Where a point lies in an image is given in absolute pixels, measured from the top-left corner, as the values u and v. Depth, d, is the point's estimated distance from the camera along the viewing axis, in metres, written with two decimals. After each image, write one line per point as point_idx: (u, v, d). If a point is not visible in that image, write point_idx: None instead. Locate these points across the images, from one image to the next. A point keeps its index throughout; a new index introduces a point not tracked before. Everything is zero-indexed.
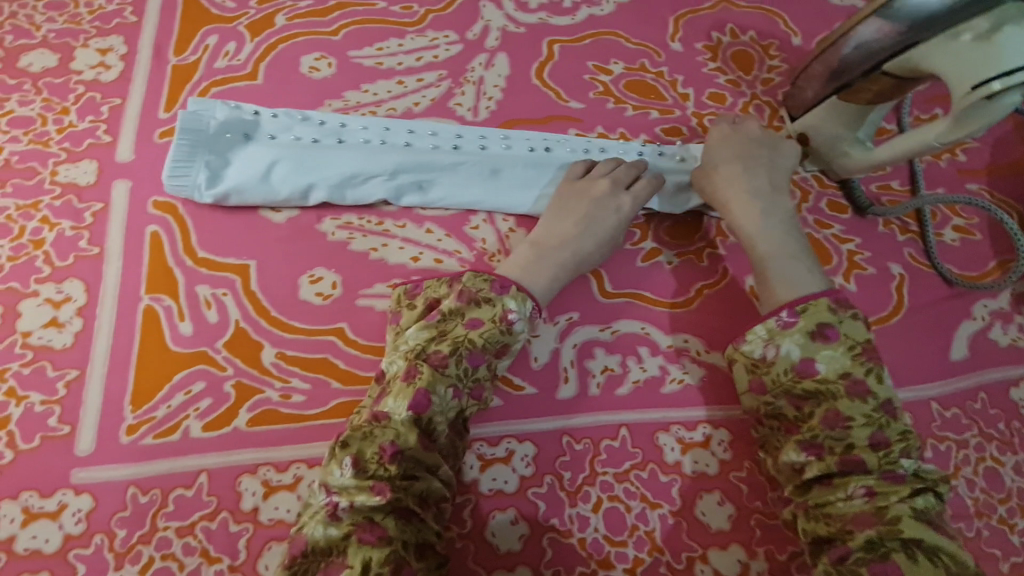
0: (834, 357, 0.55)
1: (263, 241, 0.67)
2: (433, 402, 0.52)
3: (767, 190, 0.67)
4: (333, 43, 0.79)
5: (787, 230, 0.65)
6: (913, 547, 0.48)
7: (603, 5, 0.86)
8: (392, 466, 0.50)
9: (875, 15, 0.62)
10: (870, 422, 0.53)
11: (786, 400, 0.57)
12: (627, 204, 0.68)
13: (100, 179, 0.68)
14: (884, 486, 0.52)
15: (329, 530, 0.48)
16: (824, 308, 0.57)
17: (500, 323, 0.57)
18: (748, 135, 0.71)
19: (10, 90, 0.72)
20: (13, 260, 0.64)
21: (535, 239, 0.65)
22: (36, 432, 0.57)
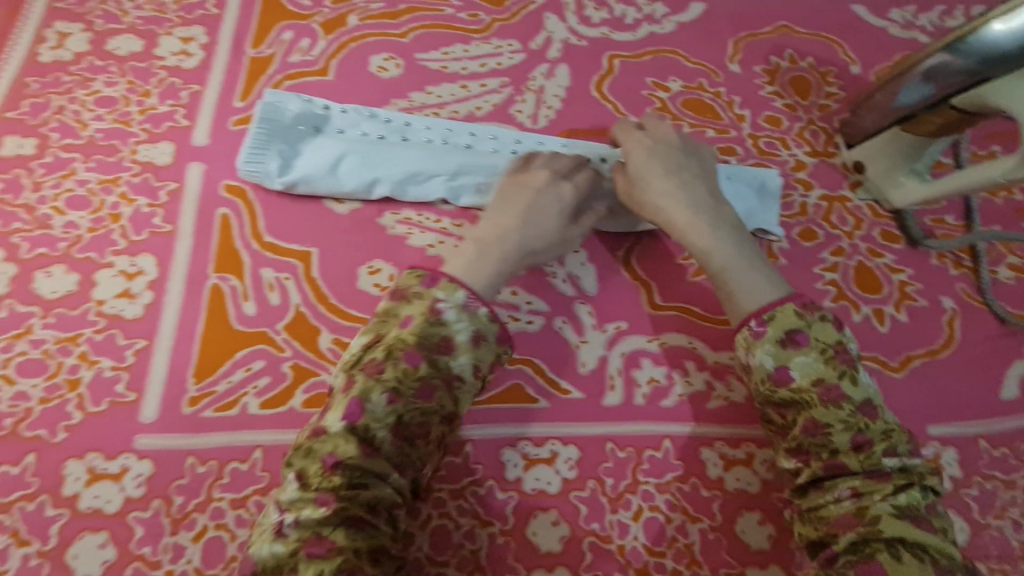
0: (807, 364, 0.53)
1: (326, 231, 0.69)
2: (367, 410, 0.49)
3: (710, 198, 0.65)
4: (402, 45, 0.82)
5: (737, 234, 0.63)
6: (897, 546, 0.47)
7: (664, 24, 0.88)
8: (335, 477, 0.47)
9: (942, 51, 0.62)
10: (849, 426, 0.52)
11: (770, 408, 0.56)
12: (569, 192, 0.66)
13: (176, 161, 0.71)
14: (870, 486, 0.51)
15: (275, 546, 0.46)
16: (791, 313, 0.55)
17: (430, 315, 0.53)
18: (670, 142, 0.68)
19: (97, 70, 0.76)
20: (92, 232, 0.67)
21: (478, 237, 0.61)
22: (104, 397, 0.59)
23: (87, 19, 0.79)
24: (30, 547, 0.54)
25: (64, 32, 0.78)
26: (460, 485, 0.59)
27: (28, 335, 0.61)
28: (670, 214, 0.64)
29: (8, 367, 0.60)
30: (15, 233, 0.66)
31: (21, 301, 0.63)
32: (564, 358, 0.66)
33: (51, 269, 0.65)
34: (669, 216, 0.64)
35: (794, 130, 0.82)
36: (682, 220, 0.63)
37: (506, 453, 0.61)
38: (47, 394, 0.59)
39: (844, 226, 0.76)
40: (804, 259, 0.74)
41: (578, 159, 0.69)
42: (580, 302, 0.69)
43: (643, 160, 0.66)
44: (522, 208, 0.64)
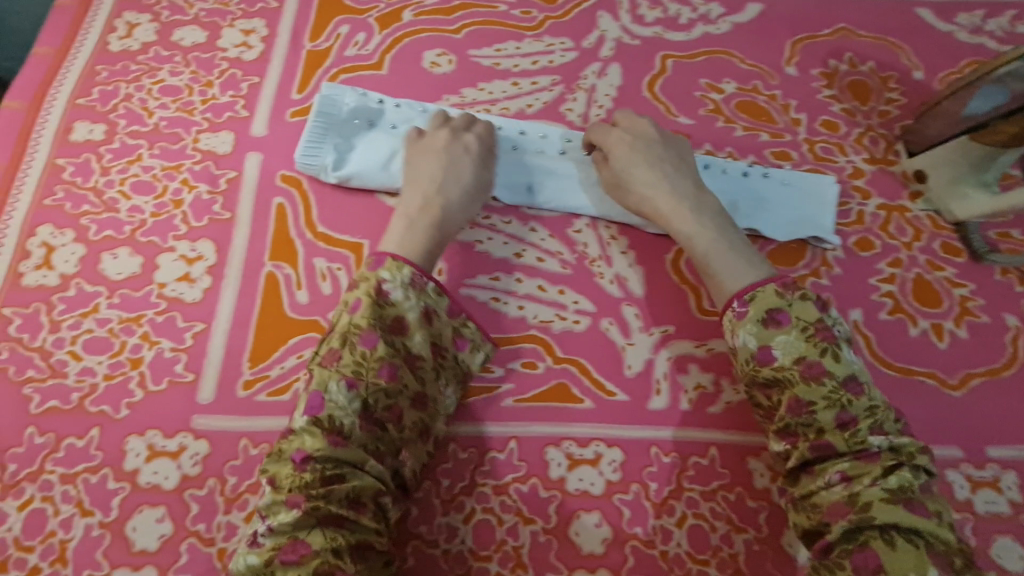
0: (789, 343, 0.55)
1: (377, 224, 0.70)
2: (328, 401, 0.52)
3: (693, 186, 0.67)
4: (455, 41, 0.83)
5: (718, 219, 0.65)
6: (891, 533, 0.48)
7: (719, 24, 0.86)
8: (305, 474, 0.49)
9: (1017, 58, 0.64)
10: (833, 403, 0.53)
11: (756, 390, 0.57)
12: (474, 142, 0.69)
13: (236, 150, 0.73)
14: (858, 469, 0.52)
15: (251, 558, 0.48)
16: (772, 293, 0.57)
17: (375, 297, 0.56)
18: (648, 134, 0.70)
19: (163, 60, 0.78)
20: (156, 216, 0.69)
21: (406, 209, 0.63)
22: (164, 376, 0.61)
23: (154, 11, 0.82)
24: (93, 517, 0.56)
25: (133, 22, 0.81)
26: (503, 481, 0.60)
27: (95, 314, 0.64)
28: (656, 204, 0.66)
29: (76, 344, 0.63)
30: (84, 215, 0.69)
31: (89, 281, 0.65)
32: (609, 359, 0.65)
33: (117, 251, 0.67)
34: (654, 207, 0.66)
35: (852, 136, 0.80)
36: (667, 209, 0.66)
37: (549, 451, 0.61)
38: (111, 370, 0.62)
39: (903, 237, 0.74)
40: (859, 270, 0.72)
41: (468, 115, 0.71)
42: (627, 304, 0.68)
43: (626, 152, 0.69)
44: (437, 165, 0.66)
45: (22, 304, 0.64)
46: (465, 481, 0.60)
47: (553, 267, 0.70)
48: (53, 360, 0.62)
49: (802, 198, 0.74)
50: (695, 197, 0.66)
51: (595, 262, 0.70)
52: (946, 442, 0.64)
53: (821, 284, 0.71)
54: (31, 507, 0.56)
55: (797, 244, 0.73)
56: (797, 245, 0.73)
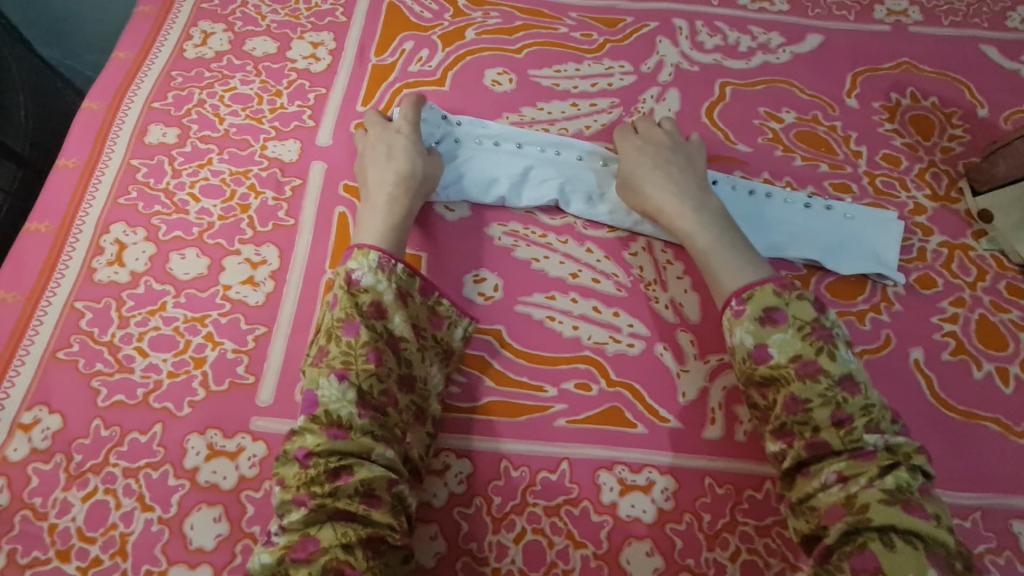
0: (785, 341, 0.54)
1: (437, 237, 0.72)
2: (322, 396, 0.53)
3: (697, 189, 0.68)
4: (516, 60, 0.84)
5: (718, 219, 0.65)
6: (890, 535, 0.47)
7: (779, 54, 0.87)
8: (311, 470, 0.51)
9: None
10: (828, 401, 0.52)
11: (753, 389, 0.56)
12: (405, 124, 0.72)
13: (301, 158, 0.75)
14: (855, 468, 0.51)
15: (263, 557, 0.48)
16: (769, 292, 0.56)
17: (349, 286, 0.58)
18: (659, 140, 0.72)
19: (235, 69, 0.81)
20: (223, 219, 0.71)
21: (369, 199, 0.67)
22: (226, 377, 0.63)
23: (229, 21, 0.85)
24: (153, 512, 0.57)
25: (208, 31, 0.84)
26: (555, 502, 0.60)
27: (162, 312, 0.66)
28: (659, 204, 0.68)
29: (142, 341, 0.64)
30: (155, 215, 0.71)
31: (158, 279, 0.67)
32: (663, 384, 0.65)
33: (185, 251, 0.69)
34: (658, 207, 0.68)
35: (913, 171, 0.79)
36: (670, 209, 0.67)
37: (601, 475, 0.61)
38: (176, 368, 0.63)
39: (967, 276, 0.72)
40: (920, 307, 0.70)
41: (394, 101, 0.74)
42: (682, 330, 0.68)
43: (634, 158, 0.71)
44: (382, 153, 0.69)
45: (93, 299, 0.66)
46: (516, 500, 0.60)
47: (609, 289, 0.70)
48: (121, 355, 0.64)
49: (867, 231, 0.73)
50: (684, 186, 0.68)
51: (651, 286, 0.70)
52: (1011, 491, 0.62)
53: (882, 319, 0.70)
54: (94, 499, 0.58)
55: (857, 276, 0.72)
56: (857, 279, 0.72)
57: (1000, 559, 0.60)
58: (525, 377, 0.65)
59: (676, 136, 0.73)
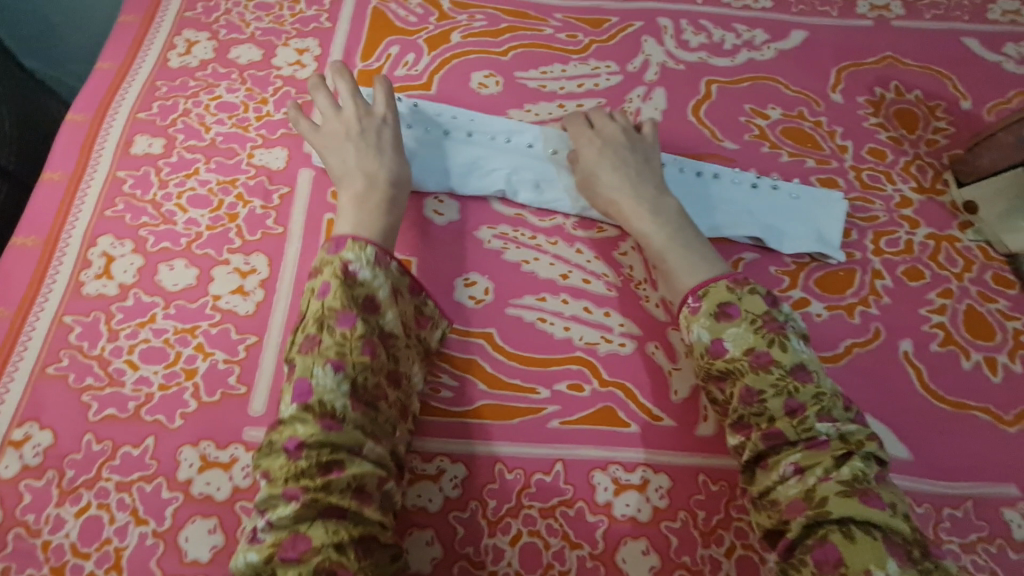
0: (739, 335, 0.55)
1: (426, 242, 0.72)
2: (315, 386, 0.52)
3: (655, 188, 0.69)
4: (502, 63, 0.84)
5: (673, 217, 0.67)
6: (850, 525, 0.47)
7: (764, 50, 0.87)
8: (301, 462, 0.50)
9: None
10: (781, 390, 0.53)
11: (711, 384, 0.57)
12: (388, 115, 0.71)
13: (289, 165, 0.75)
14: (810, 459, 0.51)
15: (250, 555, 0.47)
16: (723, 288, 0.58)
17: (345, 277, 0.56)
18: (618, 139, 0.73)
19: (220, 77, 0.81)
20: (211, 229, 0.71)
21: (351, 190, 0.65)
22: (217, 388, 0.63)
23: (213, 29, 0.84)
24: (147, 526, 0.57)
25: (193, 40, 0.84)
26: (550, 504, 0.60)
27: (152, 323, 0.65)
28: (617, 202, 0.69)
29: (133, 353, 0.64)
30: (143, 226, 0.71)
31: (147, 291, 0.67)
32: (655, 383, 0.65)
33: (174, 262, 0.69)
34: (617, 205, 0.69)
35: (899, 164, 0.80)
36: (628, 208, 0.68)
37: (596, 475, 0.61)
38: (167, 381, 0.63)
39: (954, 268, 0.73)
40: (908, 299, 0.71)
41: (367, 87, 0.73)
42: (673, 329, 0.68)
43: (595, 159, 0.71)
44: (363, 142, 0.68)
45: (82, 312, 0.66)
46: (511, 503, 0.60)
47: (599, 289, 0.70)
48: (111, 369, 0.63)
49: (812, 211, 0.74)
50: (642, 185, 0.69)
51: (641, 285, 0.70)
52: (1002, 480, 0.63)
53: (871, 312, 0.70)
54: (87, 514, 0.57)
55: (846, 270, 0.72)
56: (844, 272, 0.72)
57: (993, 547, 0.60)
58: (518, 380, 0.65)
59: (633, 132, 0.74)
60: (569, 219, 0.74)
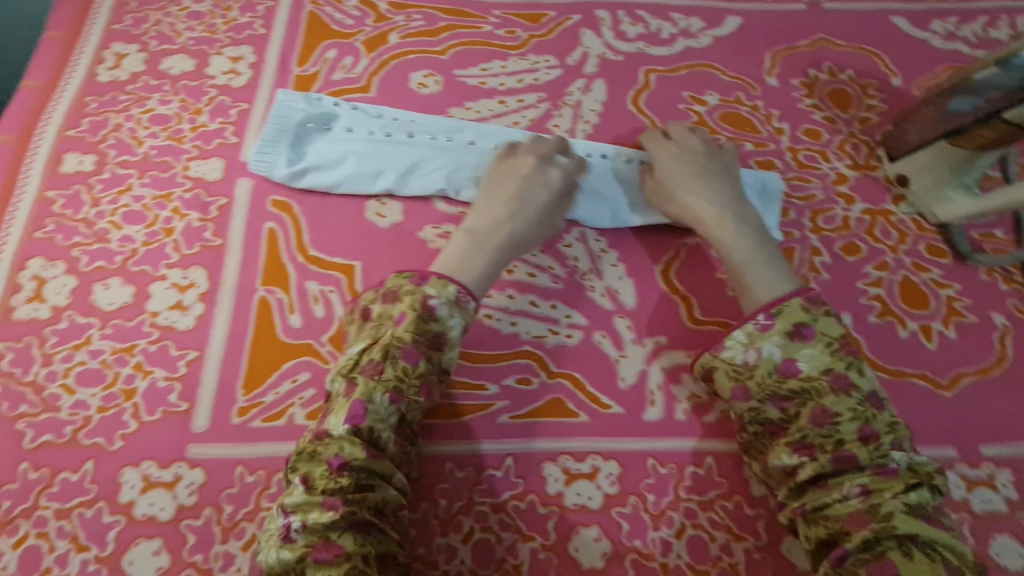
0: (814, 356, 0.56)
1: (369, 245, 0.71)
2: (369, 411, 0.53)
3: (737, 201, 0.68)
4: (441, 62, 0.84)
5: (759, 231, 0.65)
6: (910, 545, 0.48)
7: (701, 38, 0.88)
8: (342, 479, 0.50)
9: (994, 65, 0.62)
10: (857, 415, 0.54)
11: (771, 403, 0.56)
12: (556, 177, 0.69)
13: (226, 176, 0.74)
14: (879, 483, 0.51)
15: (284, 553, 0.48)
16: (798, 307, 0.58)
17: (423, 311, 0.57)
18: (699, 149, 0.72)
19: (152, 90, 0.79)
20: (147, 245, 0.69)
21: (470, 229, 0.64)
22: (158, 406, 0.61)
23: (142, 41, 0.83)
24: (89, 552, 0.56)
25: (122, 53, 0.82)
26: (501, 499, 0.60)
27: (87, 345, 0.64)
28: (696, 210, 0.67)
29: (68, 377, 0.62)
30: (75, 246, 0.69)
31: (81, 312, 0.65)
32: (602, 372, 0.66)
33: (109, 281, 0.67)
34: (696, 215, 0.67)
35: (834, 143, 0.82)
36: (709, 216, 0.67)
37: (547, 467, 0.61)
38: (105, 403, 0.61)
39: (889, 240, 0.75)
40: (846, 274, 0.73)
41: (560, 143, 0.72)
42: (619, 316, 0.69)
43: (671, 165, 0.70)
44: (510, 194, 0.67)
45: (13, 338, 0.64)
46: (462, 501, 0.60)
47: (544, 282, 0.70)
48: (46, 395, 0.62)
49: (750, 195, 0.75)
50: (732, 200, 0.68)
51: (586, 276, 0.71)
52: (938, 443, 0.65)
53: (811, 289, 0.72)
54: (25, 544, 0.56)
55: (784, 248, 0.74)
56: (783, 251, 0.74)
57: None
58: (465, 377, 0.65)
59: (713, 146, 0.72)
60: None
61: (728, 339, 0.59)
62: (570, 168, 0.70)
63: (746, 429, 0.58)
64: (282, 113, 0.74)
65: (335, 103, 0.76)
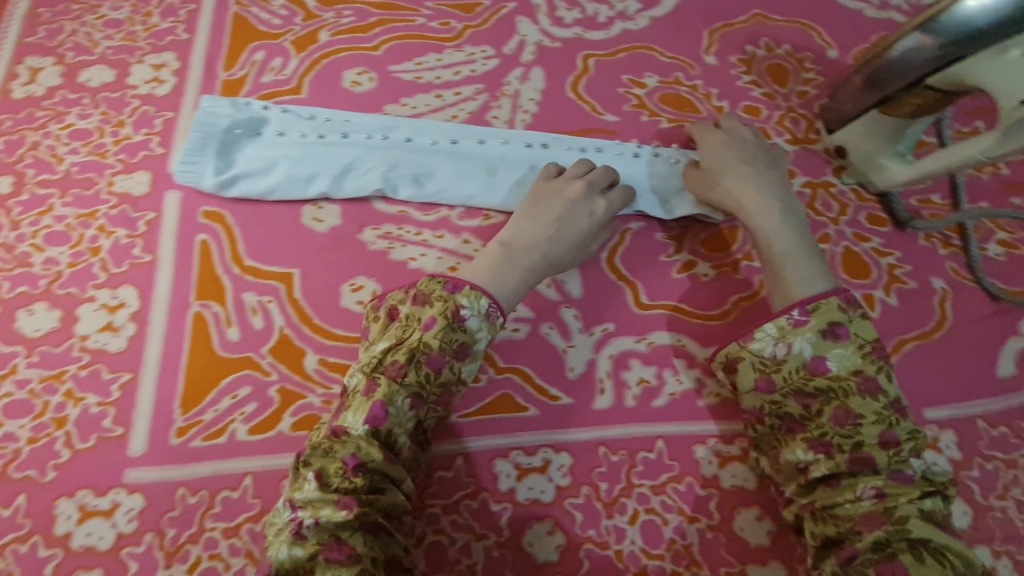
0: (845, 356, 0.55)
1: (306, 251, 0.69)
2: (389, 415, 0.53)
3: (785, 197, 0.67)
4: (374, 58, 0.81)
5: (804, 228, 0.64)
6: (921, 549, 0.48)
7: (638, 20, 0.87)
8: (356, 479, 0.50)
9: (916, 30, 0.60)
10: (880, 420, 0.53)
11: (793, 399, 0.56)
12: (601, 209, 0.68)
13: (153, 189, 0.71)
14: (894, 488, 0.51)
15: (295, 550, 0.47)
16: (836, 306, 0.57)
17: (452, 320, 0.57)
18: (751, 141, 0.71)
19: (70, 104, 0.76)
20: (72, 266, 0.67)
21: (508, 242, 0.64)
22: (92, 433, 0.60)
23: (58, 53, 0.79)
24: None
25: (36, 67, 0.78)
26: (453, 499, 0.60)
27: (13, 375, 0.62)
28: (738, 199, 0.67)
29: None
30: None
31: (5, 341, 0.63)
32: (551, 364, 0.65)
33: (33, 307, 0.65)
34: (740, 204, 0.67)
35: (773, 119, 0.82)
36: (750, 206, 0.66)
37: (498, 464, 0.61)
38: (35, 433, 0.59)
39: (830, 213, 0.75)
40: None
41: (609, 172, 0.70)
42: (566, 307, 0.68)
43: (721, 152, 0.70)
44: (554, 216, 0.66)
45: None
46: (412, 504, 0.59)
47: None
48: None
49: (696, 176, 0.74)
50: (781, 195, 0.67)
51: None
52: None
53: (755, 266, 0.72)
54: None
55: (729, 227, 0.73)
56: (728, 230, 0.73)
57: None
58: None
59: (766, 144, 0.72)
60: (454, 210, 0.72)
61: (758, 331, 0.59)
62: (618, 200, 0.69)
63: (764, 421, 0.58)
64: (207, 120, 0.71)
65: (264, 107, 0.73)
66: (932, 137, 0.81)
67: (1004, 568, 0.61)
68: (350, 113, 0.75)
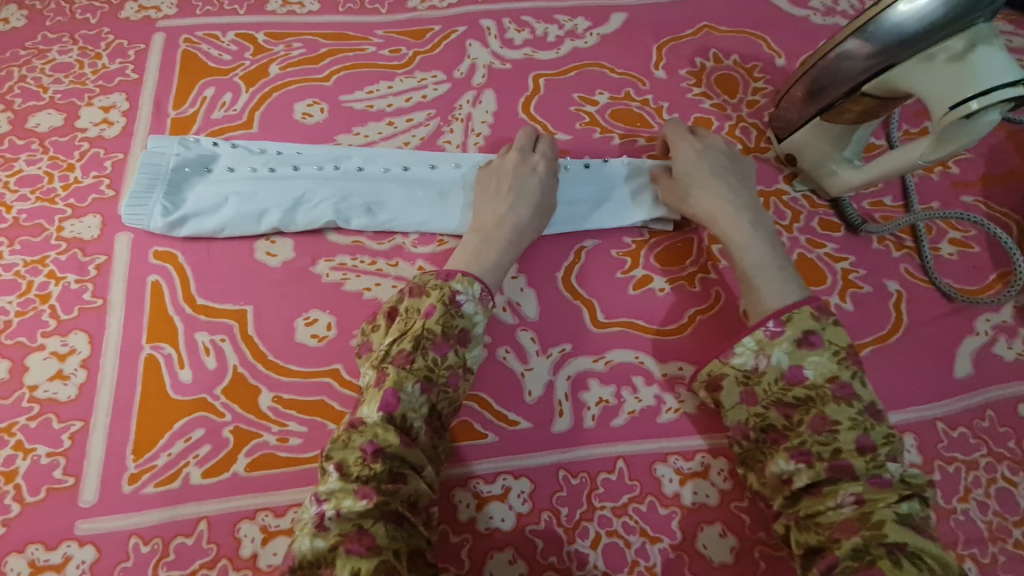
0: (821, 362, 0.55)
1: (258, 287, 0.68)
2: (402, 400, 0.52)
3: (753, 206, 0.67)
4: (325, 88, 0.82)
5: (773, 237, 0.64)
6: (898, 553, 0.46)
7: (587, 38, 0.88)
8: (376, 465, 0.49)
9: (852, 36, 0.61)
10: (856, 425, 0.52)
11: (775, 409, 0.56)
12: (541, 162, 0.70)
13: (104, 232, 0.70)
14: (873, 493, 0.50)
15: (317, 542, 0.46)
16: (808, 314, 0.57)
17: (450, 304, 0.57)
18: (718, 147, 0.71)
19: (19, 150, 0.75)
20: (21, 315, 0.66)
21: (480, 228, 0.66)
22: (42, 485, 0.59)
23: (7, 99, 0.79)
24: None
25: None
26: None
27: None
28: (708, 210, 0.66)
29: None
30: None
31: None
32: (508, 389, 0.65)
33: None
34: (711, 215, 0.66)
35: (724, 130, 0.83)
36: (722, 217, 0.65)
37: (457, 494, 0.61)
38: None
39: (783, 220, 0.76)
40: None
41: (528, 134, 0.72)
42: (522, 329, 0.68)
43: (692, 158, 0.69)
44: (507, 187, 0.68)
45: None
46: None
47: None
48: None
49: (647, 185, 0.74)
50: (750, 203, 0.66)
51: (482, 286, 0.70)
52: None
53: (711, 278, 0.72)
54: None
55: (683, 240, 0.74)
56: (683, 243, 0.74)
57: None
58: None
59: (729, 149, 0.71)
60: (408, 236, 0.72)
61: (738, 345, 0.58)
62: (550, 153, 0.71)
63: (749, 435, 0.58)
64: (156, 159, 0.71)
65: (214, 143, 0.72)
66: (882, 139, 0.82)
67: (969, 571, 0.60)
68: (304, 144, 0.74)
